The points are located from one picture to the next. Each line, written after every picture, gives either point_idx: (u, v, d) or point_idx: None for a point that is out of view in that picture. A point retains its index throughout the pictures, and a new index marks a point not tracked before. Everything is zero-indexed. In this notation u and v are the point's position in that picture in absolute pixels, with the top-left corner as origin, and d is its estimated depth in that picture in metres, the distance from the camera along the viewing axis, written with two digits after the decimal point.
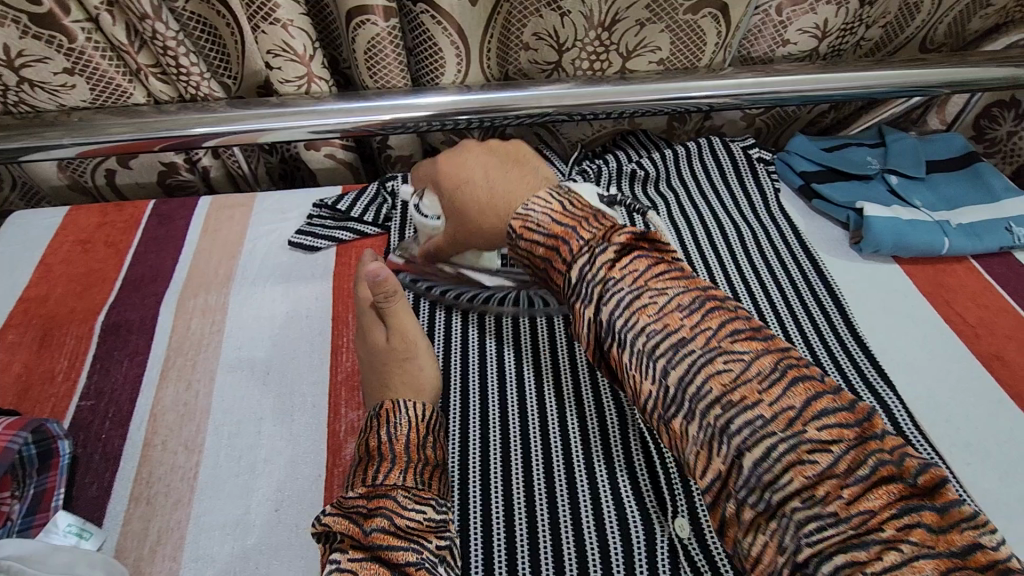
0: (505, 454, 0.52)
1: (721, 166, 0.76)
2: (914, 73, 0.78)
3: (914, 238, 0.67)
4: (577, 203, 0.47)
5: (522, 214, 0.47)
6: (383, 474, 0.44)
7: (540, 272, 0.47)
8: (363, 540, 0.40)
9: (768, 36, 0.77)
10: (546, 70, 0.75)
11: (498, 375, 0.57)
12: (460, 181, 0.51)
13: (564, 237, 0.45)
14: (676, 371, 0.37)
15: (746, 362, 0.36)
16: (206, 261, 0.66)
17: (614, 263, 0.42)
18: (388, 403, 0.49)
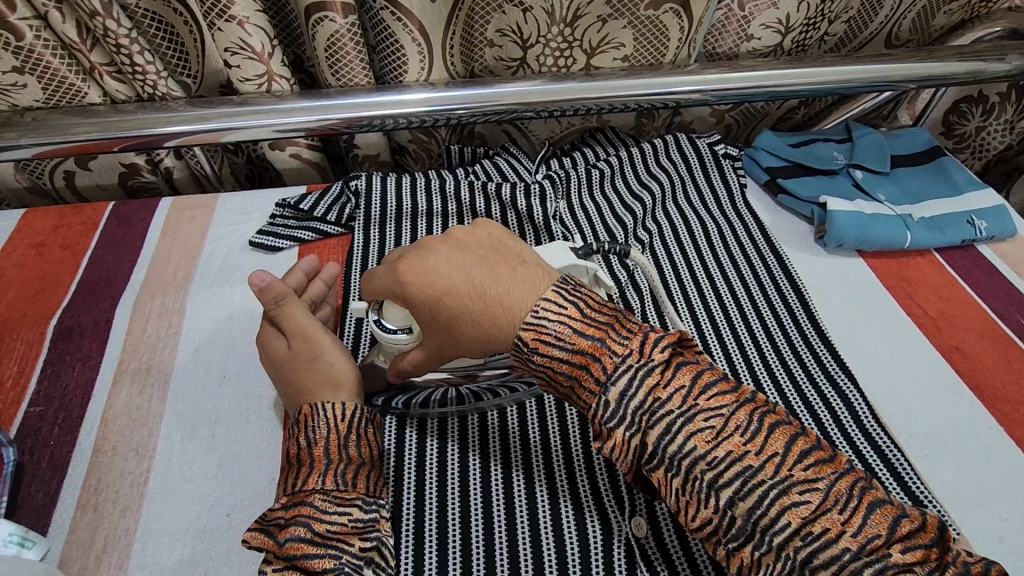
0: (463, 458, 0.51)
1: (687, 162, 0.75)
2: (878, 67, 0.78)
3: (878, 231, 0.67)
4: (595, 302, 0.41)
5: (535, 322, 0.40)
6: (302, 480, 0.43)
7: (562, 389, 0.41)
8: (280, 551, 0.40)
9: (732, 31, 0.77)
10: (512, 67, 0.75)
11: None
12: (442, 290, 0.42)
13: (593, 352, 0.39)
14: (744, 504, 0.35)
15: (823, 492, 0.34)
16: (165, 262, 0.65)
17: (659, 381, 0.38)
18: (305, 408, 0.47)
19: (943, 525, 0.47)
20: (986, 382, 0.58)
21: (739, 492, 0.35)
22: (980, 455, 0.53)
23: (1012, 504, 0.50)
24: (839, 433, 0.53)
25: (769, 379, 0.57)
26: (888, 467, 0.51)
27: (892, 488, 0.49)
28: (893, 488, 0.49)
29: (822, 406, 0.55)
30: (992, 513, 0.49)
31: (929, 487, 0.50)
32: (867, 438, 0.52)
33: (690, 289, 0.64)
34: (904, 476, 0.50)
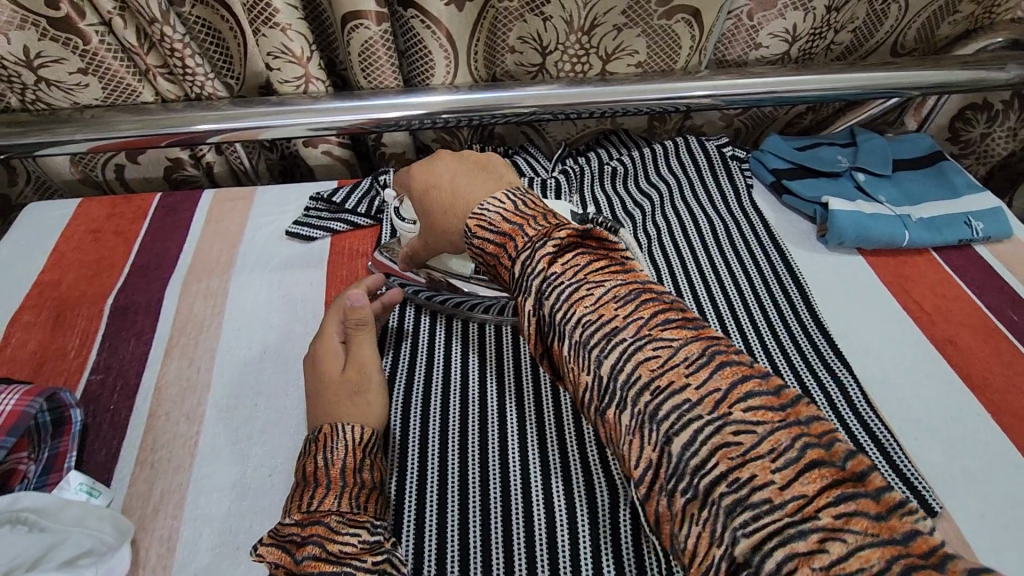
0: (482, 451, 0.53)
1: (697, 163, 0.79)
2: (883, 75, 0.82)
3: (876, 230, 0.70)
4: (531, 203, 0.47)
5: (477, 213, 0.47)
6: (319, 499, 0.45)
7: (493, 269, 0.47)
8: (295, 567, 0.41)
9: (741, 39, 0.81)
10: (531, 71, 0.80)
11: (476, 374, 0.60)
12: (430, 183, 0.52)
13: (511, 234, 0.44)
14: (608, 361, 0.37)
15: (673, 348, 0.36)
16: (209, 249, 0.70)
17: (556, 259, 0.41)
18: (327, 426, 0.50)
19: (928, 500, 0.51)
20: (977, 371, 0.61)
21: (676, 425, 0.33)
22: (967, 441, 0.56)
23: (994, 483, 0.53)
24: (835, 416, 0.56)
25: (773, 371, 0.60)
26: (880, 447, 0.54)
27: (883, 468, 0.53)
28: (883, 466, 0.53)
29: (818, 389, 0.58)
30: (977, 492, 0.53)
31: (917, 466, 0.54)
32: (861, 421, 0.56)
33: (700, 289, 0.67)
34: (894, 454, 0.54)
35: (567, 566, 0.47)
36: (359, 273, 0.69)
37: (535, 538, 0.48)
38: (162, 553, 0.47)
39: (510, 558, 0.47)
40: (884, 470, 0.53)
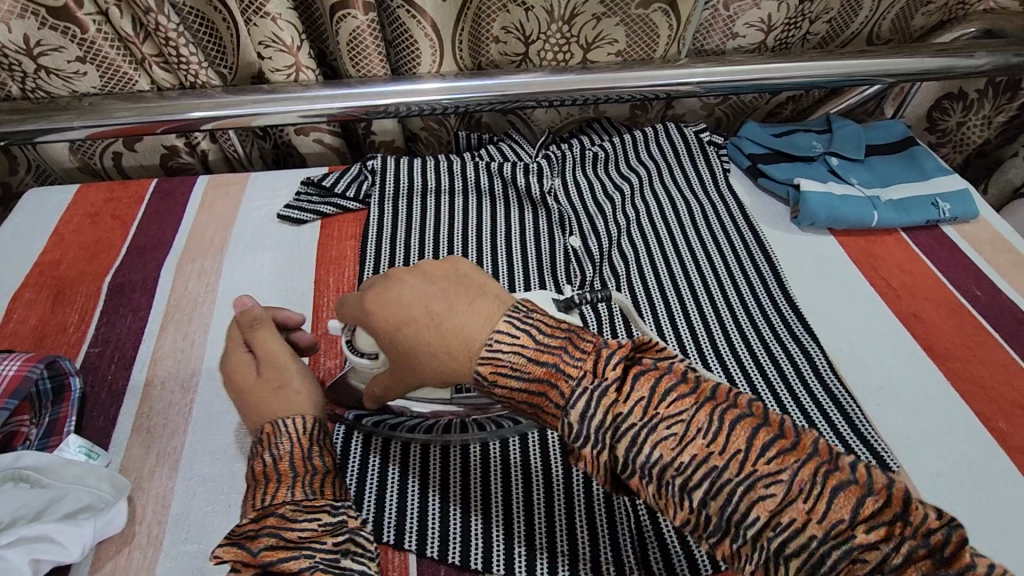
0: (464, 443, 0.56)
1: (676, 149, 0.82)
2: (857, 62, 0.84)
3: (846, 210, 0.73)
4: (547, 325, 0.41)
5: (489, 355, 0.41)
6: (270, 495, 0.44)
7: (528, 414, 0.41)
8: (253, 562, 0.41)
9: (719, 29, 0.84)
10: (515, 61, 0.83)
11: None
12: (398, 320, 0.44)
13: (549, 379, 0.39)
14: (716, 501, 0.35)
15: (786, 483, 0.34)
16: (204, 231, 0.73)
17: (616, 398, 0.38)
18: (267, 425, 0.48)
19: (886, 459, 0.54)
20: (940, 343, 0.64)
21: (803, 559, 0.33)
22: (928, 406, 0.59)
23: (950, 445, 0.56)
24: (800, 384, 0.59)
25: (745, 348, 0.62)
26: (842, 412, 0.57)
27: (844, 430, 0.55)
28: (844, 429, 0.56)
29: (785, 359, 0.61)
30: (934, 453, 0.55)
31: (877, 429, 0.56)
32: (826, 388, 0.59)
33: (679, 277, 0.69)
34: (855, 418, 0.56)
35: (544, 551, 0.49)
36: (346, 253, 0.71)
37: (514, 510, 0.52)
38: (158, 509, 0.50)
39: (490, 545, 0.49)
40: (845, 432, 0.55)
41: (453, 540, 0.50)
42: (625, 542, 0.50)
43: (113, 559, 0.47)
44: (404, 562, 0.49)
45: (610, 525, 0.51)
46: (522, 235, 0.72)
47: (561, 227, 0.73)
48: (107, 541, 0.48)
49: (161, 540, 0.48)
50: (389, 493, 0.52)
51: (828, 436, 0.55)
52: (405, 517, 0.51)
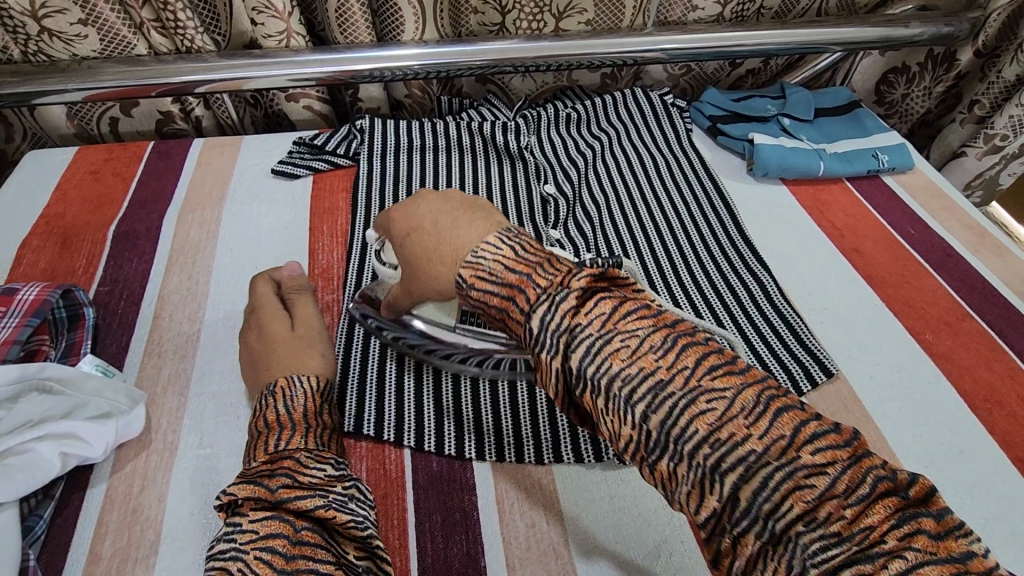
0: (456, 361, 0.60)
1: (643, 111, 0.88)
2: (805, 33, 0.93)
3: (795, 161, 0.81)
4: (531, 246, 0.43)
5: (472, 260, 0.43)
6: (285, 440, 0.47)
7: (496, 322, 0.43)
8: (271, 498, 0.42)
9: (680, 2, 0.91)
10: (493, 30, 0.89)
11: None
12: (410, 225, 0.48)
13: (520, 285, 0.40)
14: (657, 416, 0.34)
15: (729, 399, 0.33)
16: (202, 185, 0.77)
17: (576, 309, 0.38)
18: (281, 380, 0.53)
19: (827, 364, 0.61)
20: (877, 271, 0.72)
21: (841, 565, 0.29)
22: (866, 322, 0.66)
23: (883, 353, 0.63)
24: (754, 306, 0.66)
25: (706, 279, 0.69)
26: (789, 328, 0.64)
27: (791, 343, 0.63)
28: (792, 342, 0.63)
29: (740, 285, 0.68)
30: (869, 359, 0.63)
31: (819, 341, 0.64)
32: (776, 309, 0.66)
33: (647, 222, 0.75)
34: (801, 333, 0.64)
35: (532, 448, 0.54)
36: (338, 205, 0.76)
37: (503, 416, 0.56)
38: (171, 420, 0.54)
39: (482, 444, 0.54)
40: (793, 345, 0.63)
41: (448, 437, 0.55)
42: None
43: (132, 461, 0.52)
44: (399, 457, 0.53)
45: None
46: (503, 185, 0.78)
47: (537, 177, 0.79)
48: (126, 447, 0.52)
49: (176, 445, 0.53)
50: (387, 400, 0.57)
51: (778, 346, 0.62)
52: (404, 419, 0.55)
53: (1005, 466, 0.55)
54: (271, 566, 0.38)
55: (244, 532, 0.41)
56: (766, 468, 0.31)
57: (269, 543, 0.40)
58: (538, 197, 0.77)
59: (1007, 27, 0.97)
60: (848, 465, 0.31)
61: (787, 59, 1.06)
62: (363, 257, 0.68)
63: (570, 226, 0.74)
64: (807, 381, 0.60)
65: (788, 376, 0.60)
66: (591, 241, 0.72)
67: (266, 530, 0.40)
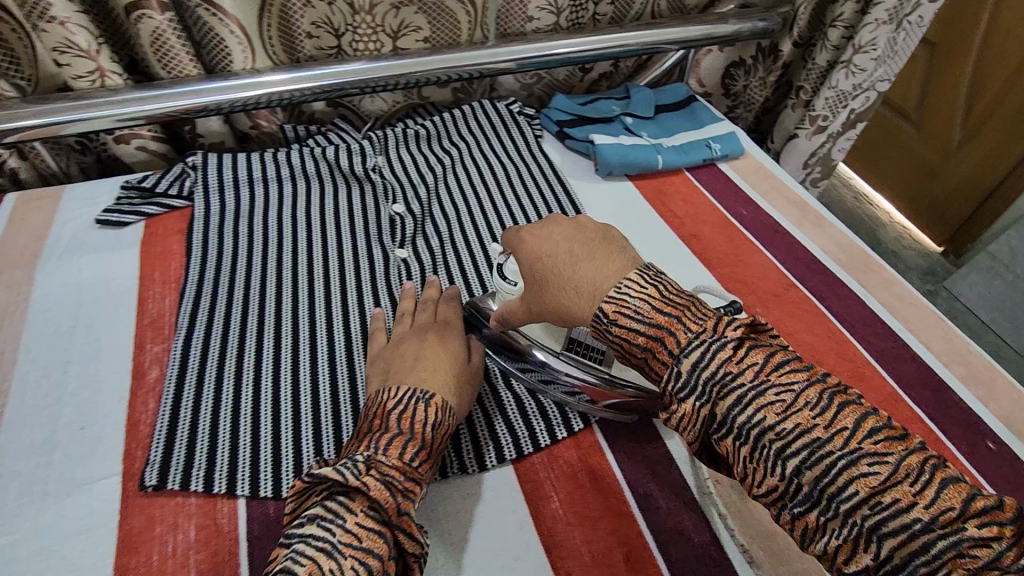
0: (293, 403, 0.57)
1: (491, 122, 0.89)
2: (633, 36, 0.99)
3: (634, 156, 0.84)
4: (672, 288, 0.46)
5: (616, 297, 0.46)
6: (417, 456, 0.47)
7: (635, 359, 0.46)
8: (395, 517, 0.43)
9: (516, 13, 0.93)
10: (331, 54, 0.87)
11: (278, 340, 0.62)
12: (541, 257, 0.52)
13: (668, 327, 0.43)
14: (810, 473, 0.38)
15: (796, 393, 0.40)
16: (13, 242, 0.71)
17: (731, 357, 0.41)
18: (435, 396, 0.51)
19: None
20: (713, 253, 0.76)
21: None
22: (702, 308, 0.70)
23: None
24: None
25: None
26: None
27: None
28: None
29: None
30: None
31: None
32: None
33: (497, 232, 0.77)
34: None
35: None
36: (171, 248, 0.72)
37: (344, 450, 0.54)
38: None
39: None
40: None
41: (285, 480, 0.52)
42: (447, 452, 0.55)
43: None
44: (231, 509, 0.50)
45: None
46: (349, 211, 0.76)
47: (385, 197, 0.79)
48: None
49: None
50: (218, 449, 0.53)
51: None
52: (236, 466, 0.52)
53: None
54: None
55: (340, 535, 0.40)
56: (829, 457, 0.37)
57: (369, 561, 0.40)
58: (386, 217, 0.76)
59: (816, 18, 1.07)
60: (906, 456, 0.37)
61: (635, 60, 1.12)
62: (199, 298, 0.65)
63: (417, 245, 0.74)
64: None
65: None
66: (437, 258, 0.73)
67: (368, 543, 0.41)
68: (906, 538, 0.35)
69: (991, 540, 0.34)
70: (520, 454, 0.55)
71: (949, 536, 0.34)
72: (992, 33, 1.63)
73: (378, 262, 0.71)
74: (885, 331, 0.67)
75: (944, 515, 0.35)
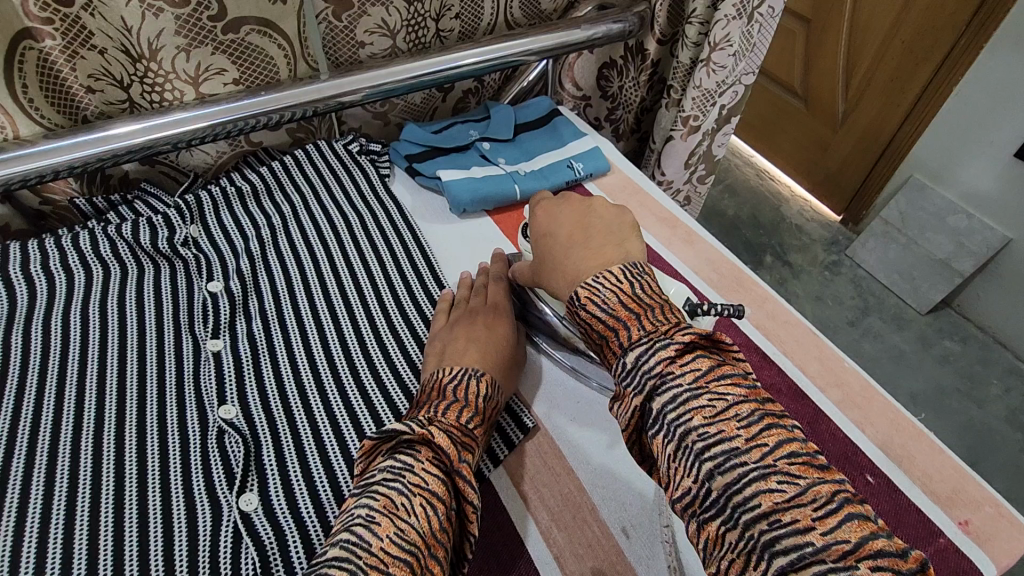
0: (61, 567, 0.45)
1: (330, 167, 0.79)
2: (483, 52, 0.90)
3: (487, 190, 0.76)
4: (647, 288, 0.48)
5: (590, 284, 0.49)
6: (468, 418, 0.51)
7: (594, 343, 0.49)
8: (451, 464, 0.46)
9: (343, 42, 0.84)
10: (124, 109, 0.75)
11: (42, 478, 0.49)
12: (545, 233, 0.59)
13: (625, 320, 0.46)
14: (721, 478, 0.38)
15: (728, 402, 0.40)
16: None
17: (674, 359, 0.43)
18: (485, 372, 0.56)
19: (522, 417, 0.58)
20: None
21: None
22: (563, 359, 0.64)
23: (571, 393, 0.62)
24: None
25: (401, 354, 0.63)
26: None
27: None
28: None
29: None
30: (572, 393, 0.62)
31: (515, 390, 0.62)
32: None
33: (337, 298, 0.67)
34: None
35: None
36: None
37: None
38: None
39: None
40: None
41: None
42: None
43: None
44: None
45: None
46: (152, 298, 0.64)
47: (200, 274, 0.67)
48: None
49: None
50: None
51: None
52: None
53: None
54: (431, 525, 0.41)
55: (415, 475, 0.44)
56: (743, 466, 0.37)
57: (434, 503, 0.43)
58: (201, 299, 0.65)
59: (674, 14, 1.02)
60: (818, 485, 0.36)
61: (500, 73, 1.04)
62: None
63: (238, 331, 0.63)
64: (503, 446, 0.56)
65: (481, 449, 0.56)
66: (261, 344, 0.62)
67: (435, 487, 0.43)
68: (796, 559, 0.34)
69: None
70: None
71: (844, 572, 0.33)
72: (860, 9, 1.65)
73: (186, 359, 0.60)
74: (760, 359, 0.63)
75: (838, 546, 0.34)
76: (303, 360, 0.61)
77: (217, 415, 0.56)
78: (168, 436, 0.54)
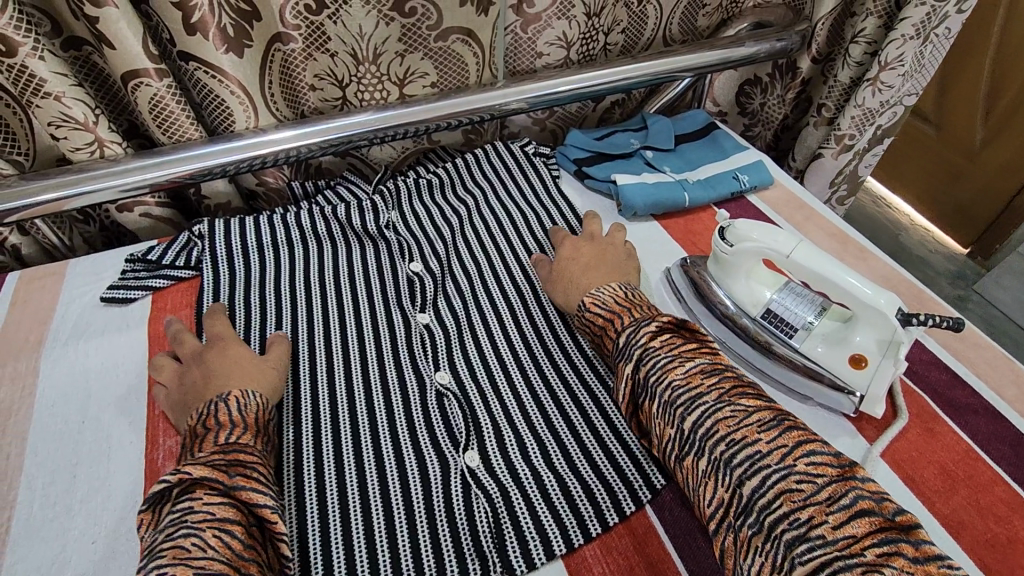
0: (321, 497, 0.52)
1: (506, 165, 0.86)
2: (648, 65, 0.95)
3: (658, 196, 0.80)
4: (638, 297, 0.61)
5: (594, 293, 0.61)
6: (234, 435, 0.49)
7: (597, 336, 0.60)
8: (228, 484, 0.45)
9: (525, 51, 0.91)
10: (336, 105, 0.84)
11: (295, 418, 0.58)
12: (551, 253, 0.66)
13: (622, 312, 0.58)
14: (693, 419, 0.48)
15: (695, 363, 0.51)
16: (17, 330, 0.67)
17: (655, 335, 0.54)
18: (236, 390, 0.53)
19: (638, 492, 0.53)
20: None
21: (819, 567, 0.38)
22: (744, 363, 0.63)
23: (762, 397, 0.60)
24: (598, 413, 0.59)
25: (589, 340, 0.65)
26: (595, 437, 0.57)
27: (614, 447, 0.56)
28: (600, 459, 0.55)
29: None
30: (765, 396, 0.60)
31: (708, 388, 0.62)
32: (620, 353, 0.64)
33: (523, 285, 0.72)
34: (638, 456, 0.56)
35: None
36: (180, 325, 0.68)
37: (377, 544, 0.49)
38: None
39: None
40: (619, 456, 0.56)
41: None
42: (488, 546, 0.50)
43: None
44: None
45: (472, 527, 0.51)
46: (363, 275, 0.72)
47: (402, 255, 0.74)
48: None
49: None
50: None
51: (617, 452, 0.56)
52: None
53: (904, 495, 0.53)
54: (231, 548, 0.42)
55: (198, 512, 0.43)
56: (705, 405, 0.48)
57: (228, 527, 0.43)
58: (404, 277, 0.72)
59: (833, 34, 1.04)
60: (760, 411, 0.47)
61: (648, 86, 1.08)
62: None
63: (440, 306, 0.69)
64: (631, 502, 0.53)
65: (593, 508, 0.52)
66: (462, 320, 0.68)
67: (223, 514, 0.43)
68: (750, 465, 0.44)
69: (815, 476, 0.42)
70: (572, 548, 0.50)
71: (783, 469, 0.43)
72: (1010, 33, 1.57)
73: (398, 328, 0.67)
74: (950, 377, 0.62)
75: (778, 451, 0.44)
76: (502, 341, 0.66)
77: (433, 379, 0.62)
78: (392, 392, 0.60)
